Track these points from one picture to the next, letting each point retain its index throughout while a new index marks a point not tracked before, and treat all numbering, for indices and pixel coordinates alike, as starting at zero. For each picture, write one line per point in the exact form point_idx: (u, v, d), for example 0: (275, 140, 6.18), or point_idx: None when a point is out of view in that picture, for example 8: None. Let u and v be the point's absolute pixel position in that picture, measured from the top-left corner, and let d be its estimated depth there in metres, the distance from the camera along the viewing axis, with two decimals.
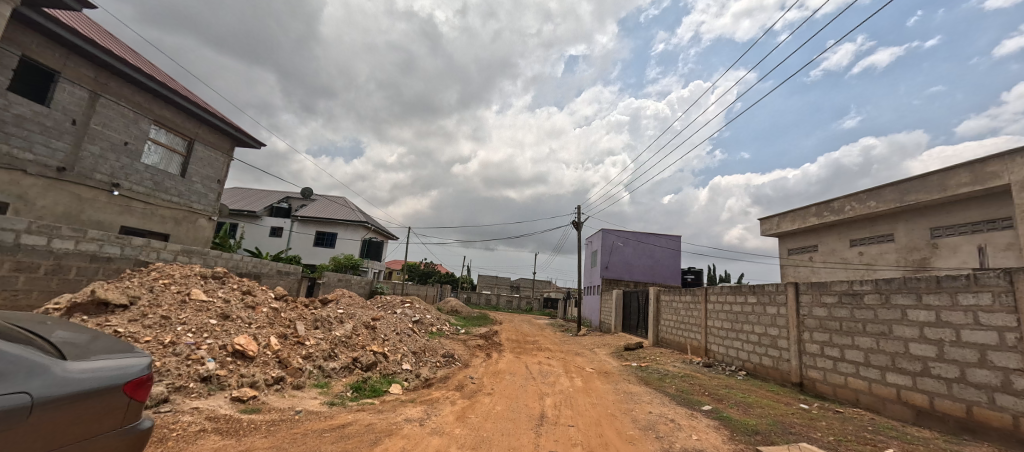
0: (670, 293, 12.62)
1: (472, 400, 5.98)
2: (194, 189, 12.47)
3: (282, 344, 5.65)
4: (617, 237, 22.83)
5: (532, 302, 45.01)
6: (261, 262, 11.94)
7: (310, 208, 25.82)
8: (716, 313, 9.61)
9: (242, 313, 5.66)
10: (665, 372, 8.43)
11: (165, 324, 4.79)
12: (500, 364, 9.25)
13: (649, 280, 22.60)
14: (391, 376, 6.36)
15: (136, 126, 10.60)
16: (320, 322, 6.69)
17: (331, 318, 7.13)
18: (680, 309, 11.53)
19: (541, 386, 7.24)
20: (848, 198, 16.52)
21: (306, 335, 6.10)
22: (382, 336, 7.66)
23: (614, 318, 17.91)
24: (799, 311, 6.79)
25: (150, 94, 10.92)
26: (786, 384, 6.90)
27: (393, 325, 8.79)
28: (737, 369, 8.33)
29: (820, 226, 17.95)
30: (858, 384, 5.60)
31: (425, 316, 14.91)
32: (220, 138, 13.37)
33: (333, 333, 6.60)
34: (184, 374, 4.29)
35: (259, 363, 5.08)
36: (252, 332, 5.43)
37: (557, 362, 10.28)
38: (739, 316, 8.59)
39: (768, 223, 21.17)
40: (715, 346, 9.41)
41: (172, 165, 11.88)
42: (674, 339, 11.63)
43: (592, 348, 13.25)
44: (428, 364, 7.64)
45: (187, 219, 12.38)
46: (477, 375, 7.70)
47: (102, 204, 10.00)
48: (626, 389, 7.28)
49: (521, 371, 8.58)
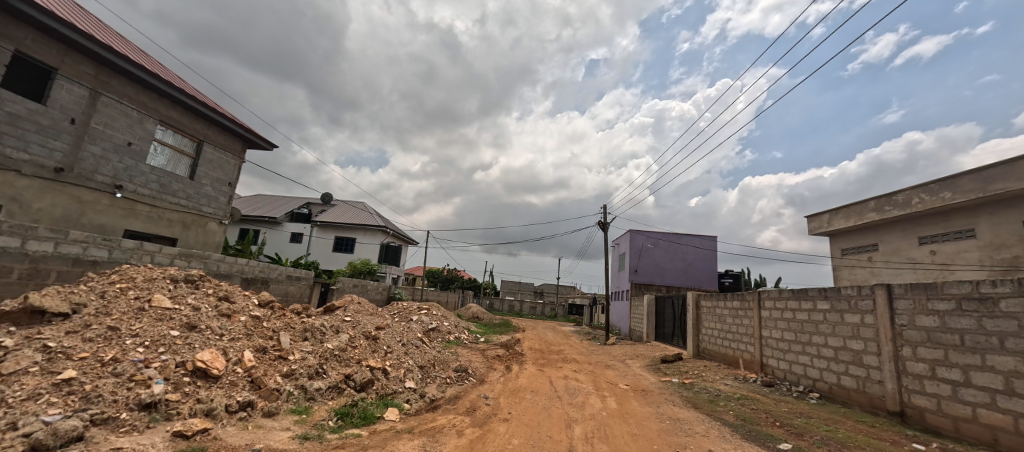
0: (712, 298, 11.18)
1: (484, 429, 4.91)
2: (203, 192, 12.04)
3: (259, 360, 4.78)
4: (647, 238, 21.33)
5: (557, 308, 43.65)
6: (269, 267, 11.31)
7: (329, 214, 25.58)
8: (772, 322, 8.22)
9: (212, 323, 4.80)
10: (716, 392, 7.12)
11: (112, 337, 3.98)
12: (521, 379, 8.10)
13: (682, 284, 20.98)
14: (390, 398, 5.39)
15: (140, 126, 10.20)
16: (311, 332, 5.79)
17: (326, 327, 6.24)
18: (726, 317, 10.12)
19: (568, 410, 6.09)
20: (915, 189, 14.59)
21: (291, 348, 5.23)
22: (384, 348, 6.71)
23: (646, 325, 16.48)
24: (895, 321, 5.48)
25: (155, 94, 10.53)
26: (882, 414, 5.55)
27: (399, 335, 7.85)
28: (807, 390, 6.92)
29: (880, 223, 16.02)
30: (996, 419, 4.31)
31: (442, 323, 13.97)
32: (230, 140, 12.95)
33: (325, 345, 5.70)
34: (118, 401, 3.44)
35: (225, 385, 4.20)
36: (221, 346, 4.57)
37: (585, 376, 9.05)
38: (806, 326, 7.20)
39: (816, 220, 19.22)
40: (775, 361, 7.99)
41: (180, 167, 11.46)
42: (721, 351, 10.17)
43: (624, 360, 11.93)
44: (436, 382, 6.62)
45: (196, 223, 11.95)
46: (492, 394, 6.61)
47: (105, 207, 9.59)
48: (673, 415, 6.07)
49: (544, 389, 7.41)
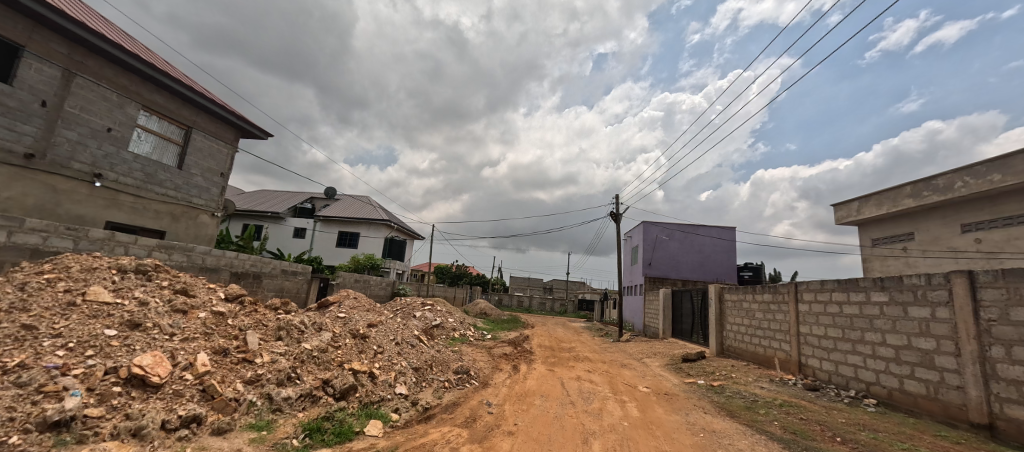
0: (738, 291, 10.24)
1: (486, 444, 4.13)
2: (193, 182, 11.38)
3: (217, 364, 4.03)
4: (661, 229, 20.31)
5: (567, 304, 42.86)
6: (261, 261, 10.59)
7: (332, 209, 25.01)
8: (813, 317, 7.30)
9: (161, 320, 4.07)
10: (753, 398, 6.24)
11: (26, 339, 3.25)
12: (529, 381, 7.27)
13: (698, 277, 19.95)
14: (376, 408, 4.62)
15: (121, 111, 9.54)
16: (286, 330, 5.03)
17: (306, 324, 5.47)
18: (756, 312, 9.16)
19: (584, 420, 5.24)
20: (958, 172, 13.40)
21: (259, 349, 4.47)
22: (374, 348, 5.94)
23: (662, 321, 15.57)
24: (979, 315, 4.62)
25: (138, 76, 9.87)
26: (962, 426, 4.69)
27: (393, 332, 7.08)
28: (860, 396, 6.02)
29: (917, 210, 14.87)
30: None
31: (446, 319, 13.20)
32: (222, 128, 12.26)
33: (301, 345, 4.94)
34: (14, 421, 2.71)
35: (166, 396, 3.45)
36: (168, 349, 3.83)
37: (600, 378, 8.20)
38: (857, 322, 6.30)
39: (844, 209, 18.02)
40: (817, 361, 7.06)
41: (167, 156, 10.80)
42: (751, 350, 9.23)
43: (641, 358, 11.06)
44: (432, 387, 5.83)
45: (186, 215, 11.30)
46: (497, 400, 5.80)
47: (84, 197, 8.99)
48: (706, 425, 5.23)
49: (556, 393, 6.57)
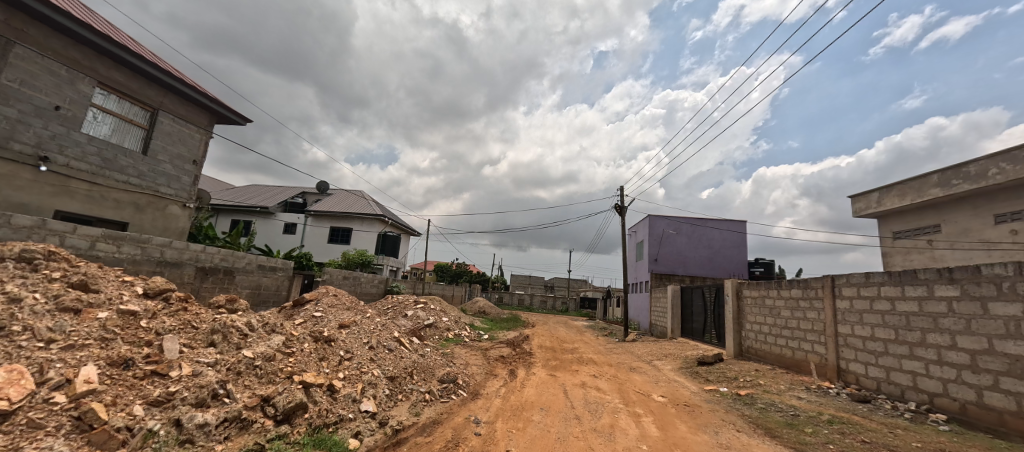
0: (759, 286, 9.22)
1: None
2: (160, 170, 10.38)
3: (111, 381, 3.05)
4: (667, 223, 19.28)
5: (570, 302, 42.03)
6: (233, 255, 9.62)
7: (324, 203, 24.03)
8: (854, 315, 6.31)
9: (37, 323, 3.10)
10: (793, 412, 5.24)
11: None
12: (526, 390, 6.30)
13: (707, 273, 18.95)
14: (330, 433, 3.64)
15: (71, 88, 8.59)
16: (223, 332, 4.04)
17: (253, 325, 4.48)
18: (782, 310, 8.17)
19: (593, 443, 4.23)
20: (993, 158, 12.37)
21: (178, 359, 3.50)
22: (340, 355, 4.95)
23: (670, 320, 14.62)
24: None
25: (93, 51, 8.92)
26: None
27: (367, 333, 6.10)
28: (923, 410, 5.04)
29: (944, 200, 13.87)
30: None
31: (440, 318, 12.20)
32: (194, 111, 11.25)
33: (242, 352, 3.96)
34: None
35: (15, 429, 2.48)
36: (38, 361, 2.86)
37: (608, 385, 7.19)
38: (916, 321, 5.33)
39: (863, 200, 17.00)
40: (860, 367, 6.08)
41: (129, 139, 9.80)
42: (776, 352, 8.24)
43: (651, 361, 10.08)
44: (409, 401, 4.83)
45: (153, 205, 10.30)
46: (488, 415, 4.83)
47: (26, 183, 8.07)
48: (744, 449, 4.26)
49: (558, 405, 5.57)
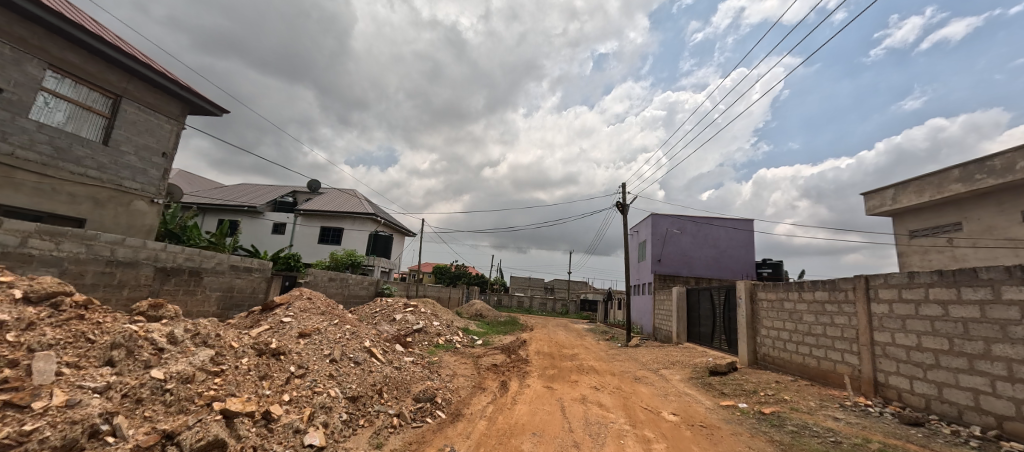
0: (776, 288, 8.39)
1: None
2: (123, 162, 9.55)
3: None
4: (671, 222, 18.44)
5: (569, 304, 41.15)
6: (200, 254, 8.75)
7: (314, 202, 23.20)
8: (895, 321, 5.46)
9: None
10: (834, 439, 4.39)
11: None
12: (517, 408, 5.45)
13: (713, 274, 18.12)
14: None
15: (17, 69, 7.78)
16: (127, 345, 3.22)
17: (177, 337, 3.66)
18: (804, 315, 7.35)
19: None
20: (1021, 150, 11.57)
21: (47, 384, 2.66)
22: (289, 372, 4.12)
23: (675, 323, 13.79)
24: None
25: (44, 29, 8.12)
26: None
27: (330, 343, 5.25)
28: (991, 436, 4.20)
29: (966, 195, 13.04)
30: None
31: (431, 323, 11.33)
32: (163, 100, 10.38)
33: (151, 371, 3.13)
34: None
35: None
36: None
37: (611, 399, 6.33)
38: (977, 329, 4.51)
39: (877, 197, 16.16)
40: (904, 381, 5.24)
41: (87, 128, 8.96)
42: (799, 361, 7.39)
43: (657, 369, 9.23)
44: (372, 428, 3.99)
45: (115, 200, 9.47)
46: (466, 445, 3.96)
47: None
48: None
49: (553, 428, 4.74)
